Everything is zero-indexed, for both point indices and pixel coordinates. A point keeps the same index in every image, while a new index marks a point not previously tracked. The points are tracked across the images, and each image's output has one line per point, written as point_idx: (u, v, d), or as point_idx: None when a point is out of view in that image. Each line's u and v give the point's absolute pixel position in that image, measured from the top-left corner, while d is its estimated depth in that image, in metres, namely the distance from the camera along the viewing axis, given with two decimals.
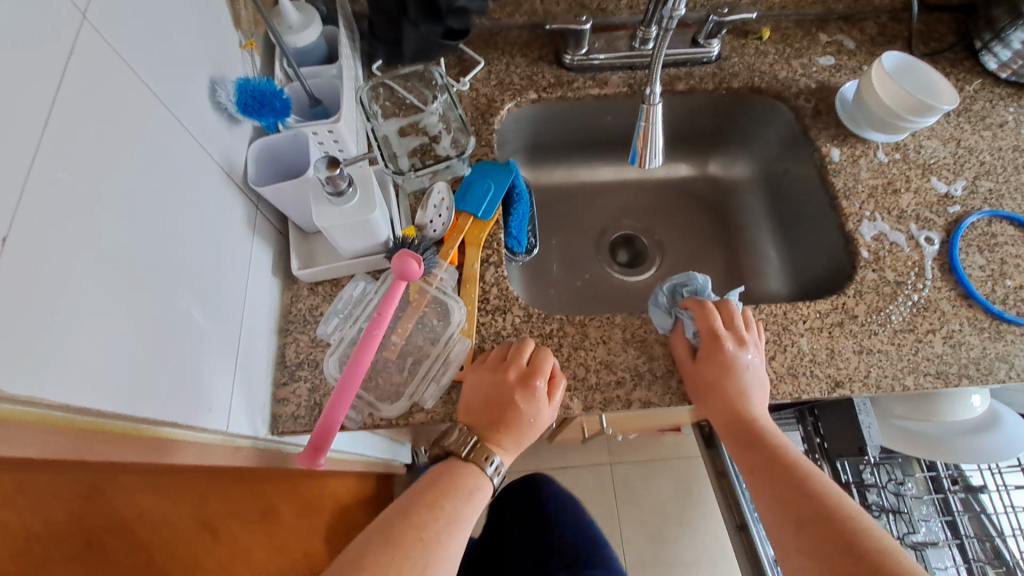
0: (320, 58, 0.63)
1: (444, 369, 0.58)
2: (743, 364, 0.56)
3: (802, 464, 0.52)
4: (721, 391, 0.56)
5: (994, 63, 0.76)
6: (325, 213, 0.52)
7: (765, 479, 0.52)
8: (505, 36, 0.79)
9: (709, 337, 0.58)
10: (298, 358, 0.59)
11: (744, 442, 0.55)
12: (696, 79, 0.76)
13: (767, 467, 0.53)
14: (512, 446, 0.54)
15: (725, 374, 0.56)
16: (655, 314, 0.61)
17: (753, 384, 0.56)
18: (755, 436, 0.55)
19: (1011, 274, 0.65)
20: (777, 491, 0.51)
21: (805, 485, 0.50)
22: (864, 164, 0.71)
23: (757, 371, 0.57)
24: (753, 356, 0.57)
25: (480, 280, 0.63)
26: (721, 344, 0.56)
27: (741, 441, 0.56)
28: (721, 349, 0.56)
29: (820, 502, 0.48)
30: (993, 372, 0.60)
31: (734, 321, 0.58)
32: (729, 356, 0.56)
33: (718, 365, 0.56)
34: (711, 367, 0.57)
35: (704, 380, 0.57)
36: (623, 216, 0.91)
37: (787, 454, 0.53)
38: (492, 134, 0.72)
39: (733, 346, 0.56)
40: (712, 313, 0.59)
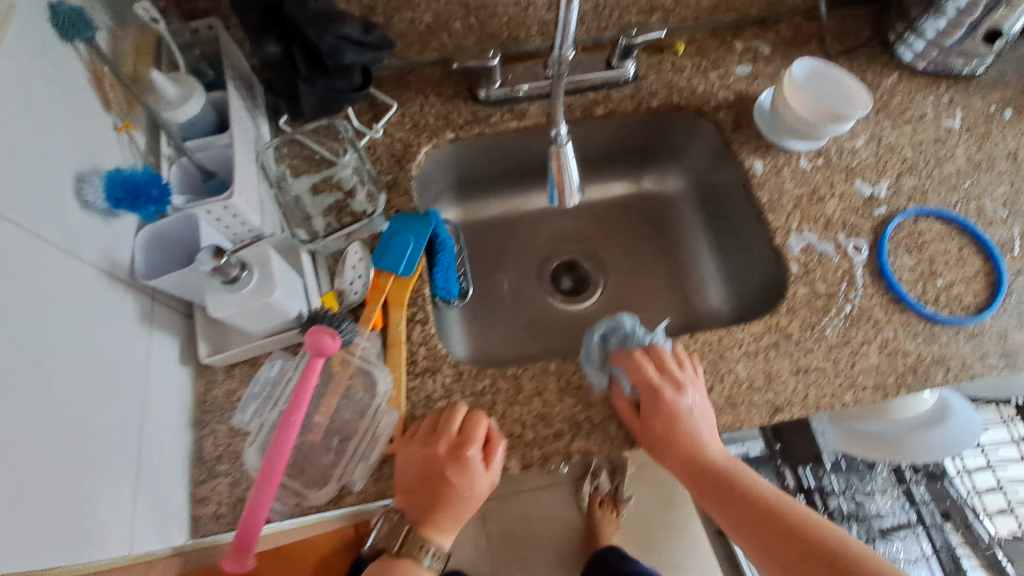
0: (210, 127, 0.58)
1: (372, 445, 0.56)
2: (686, 410, 0.56)
3: (772, 498, 0.52)
4: (676, 445, 0.55)
5: (910, 54, 0.76)
6: (221, 301, 0.49)
7: (740, 527, 0.52)
8: (416, 75, 0.76)
9: (647, 391, 0.56)
10: (216, 452, 0.56)
11: (713, 493, 0.54)
12: (614, 101, 0.75)
13: (739, 512, 0.53)
14: (451, 523, 0.54)
15: (673, 426, 0.55)
16: (585, 360, 0.59)
17: (701, 427, 0.56)
18: (721, 484, 0.54)
19: (941, 273, 0.65)
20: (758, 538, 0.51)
21: (782, 524, 0.50)
22: (788, 174, 0.70)
23: (702, 412, 0.56)
24: (694, 398, 0.56)
25: (406, 341, 0.60)
26: (661, 396, 0.55)
27: (711, 493, 0.55)
28: (662, 401, 0.55)
29: (800, 539, 0.49)
30: (930, 377, 0.60)
31: (664, 365, 0.57)
32: (671, 407, 0.55)
33: (663, 417, 0.55)
34: (658, 422, 0.56)
35: (656, 436, 0.56)
36: (561, 242, 0.88)
37: (755, 492, 0.53)
38: (411, 181, 0.69)
39: (672, 396, 0.55)
40: (643, 364, 0.58)
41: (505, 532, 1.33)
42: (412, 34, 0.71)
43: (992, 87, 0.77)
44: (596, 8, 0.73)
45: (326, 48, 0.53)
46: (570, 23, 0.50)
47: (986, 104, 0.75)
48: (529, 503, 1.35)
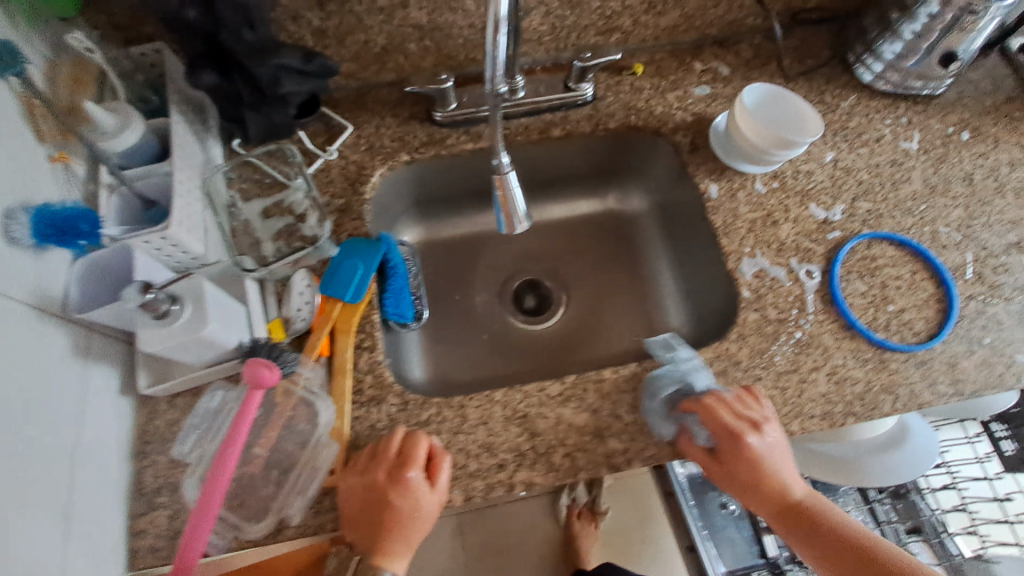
0: (152, 155, 0.57)
1: (312, 478, 0.56)
2: (767, 451, 0.55)
3: (845, 525, 0.54)
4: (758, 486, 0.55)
5: (870, 75, 0.76)
6: (151, 336, 0.50)
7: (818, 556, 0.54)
8: (374, 95, 0.76)
9: (724, 436, 0.56)
10: (156, 483, 0.56)
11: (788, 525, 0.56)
12: (572, 123, 0.75)
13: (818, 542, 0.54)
14: (401, 548, 0.53)
15: (755, 469, 0.55)
16: (652, 406, 0.59)
17: (781, 465, 0.56)
18: (798, 516, 0.55)
19: (893, 298, 0.65)
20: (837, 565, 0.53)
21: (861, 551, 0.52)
22: (743, 198, 0.69)
23: (780, 451, 0.56)
24: (772, 437, 0.56)
25: (352, 370, 0.60)
26: (742, 440, 0.55)
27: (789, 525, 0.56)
28: (741, 445, 0.55)
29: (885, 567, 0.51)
30: (878, 406, 0.60)
31: (739, 408, 0.56)
32: (751, 452, 0.55)
33: (743, 461, 0.55)
34: (738, 465, 0.56)
35: (738, 478, 0.56)
36: (523, 261, 0.87)
37: (829, 521, 0.54)
38: (364, 205, 0.69)
39: (752, 440, 0.55)
40: (715, 408, 0.56)
41: (481, 545, 1.32)
42: (367, 55, 0.71)
43: (952, 108, 0.76)
44: (554, 29, 0.72)
45: (265, 77, 0.54)
46: (501, 59, 0.49)
47: (944, 125, 0.75)
48: (505, 515, 1.34)
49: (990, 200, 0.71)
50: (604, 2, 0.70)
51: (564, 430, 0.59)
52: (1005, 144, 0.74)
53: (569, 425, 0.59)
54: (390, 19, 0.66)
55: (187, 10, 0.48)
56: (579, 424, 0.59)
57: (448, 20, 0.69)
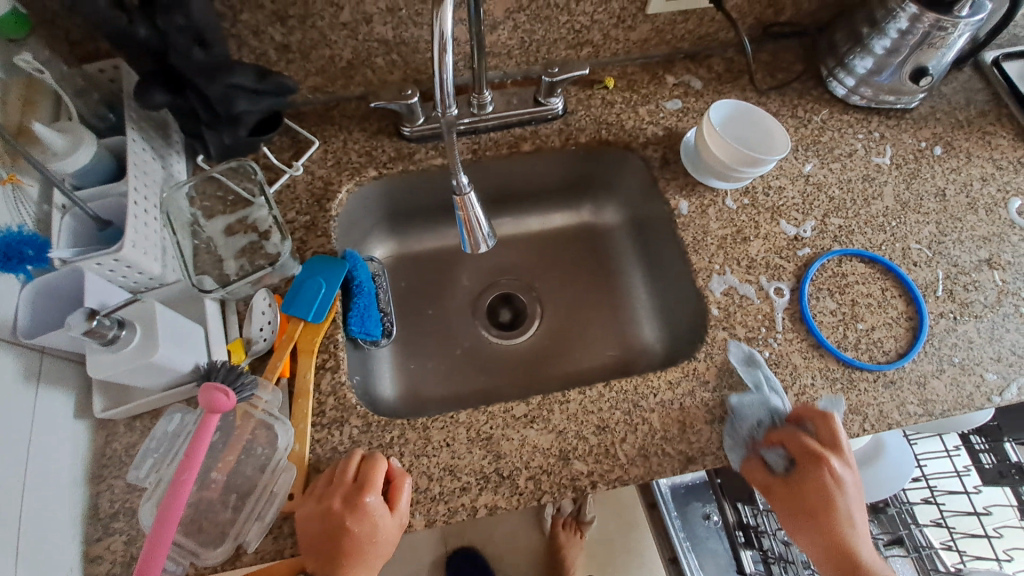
0: (106, 175, 0.57)
1: (270, 503, 0.54)
2: (847, 486, 0.54)
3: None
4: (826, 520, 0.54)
5: (842, 89, 0.75)
6: (100, 362, 0.49)
7: None
8: (342, 109, 0.75)
9: (805, 459, 0.55)
10: (113, 508, 0.54)
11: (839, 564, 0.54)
12: (541, 138, 0.74)
13: None
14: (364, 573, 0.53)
15: (827, 497, 0.54)
16: (733, 432, 0.58)
17: (854, 507, 0.54)
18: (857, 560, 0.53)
19: (862, 316, 0.64)
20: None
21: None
22: (713, 214, 0.69)
23: (857, 491, 0.55)
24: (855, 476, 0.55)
25: (314, 391, 0.59)
26: (826, 466, 0.54)
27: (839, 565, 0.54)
28: (822, 472, 0.54)
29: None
30: (848, 427, 0.59)
31: (828, 440, 0.55)
32: (832, 480, 0.54)
33: (819, 487, 0.54)
34: (810, 490, 0.55)
35: (806, 505, 0.55)
36: (498, 275, 0.86)
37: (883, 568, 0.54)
38: (330, 221, 0.68)
39: (835, 466, 0.54)
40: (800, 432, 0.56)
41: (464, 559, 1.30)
42: (334, 70, 0.70)
43: (925, 122, 0.76)
44: (523, 43, 0.72)
45: (216, 96, 0.55)
46: (448, 81, 0.50)
47: (916, 140, 0.75)
48: (488, 528, 1.32)
49: (963, 217, 0.70)
50: (573, 16, 0.70)
51: (529, 452, 0.58)
52: (977, 159, 0.74)
53: (534, 446, 0.58)
54: (354, 34, 0.67)
55: (136, 28, 0.48)
56: (544, 446, 0.58)
57: (414, 35, 0.69)
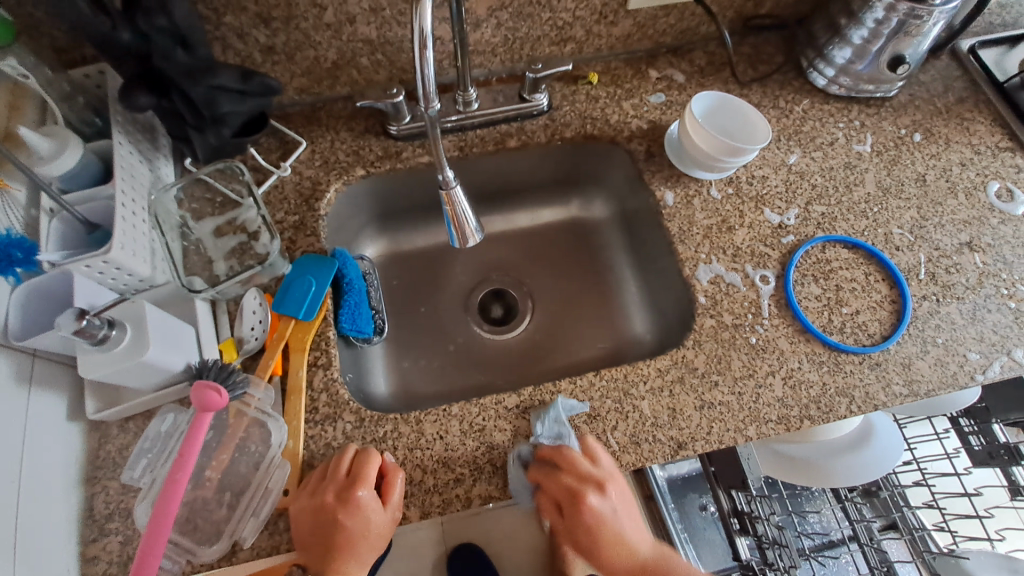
0: (95, 178, 0.58)
1: (265, 499, 0.54)
2: (606, 511, 0.58)
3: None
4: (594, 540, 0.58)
5: (823, 80, 0.76)
6: (92, 362, 0.50)
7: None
8: (329, 110, 0.76)
9: (564, 495, 0.57)
10: (108, 509, 0.54)
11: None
12: (527, 133, 0.75)
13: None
14: (355, 562, 0.54)
15: (592, 528, 0.58)
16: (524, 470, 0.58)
17: (621, 522, 0.59)
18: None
19: (846, 300, 0.65)
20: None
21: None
22: (698, 204, 0.70)
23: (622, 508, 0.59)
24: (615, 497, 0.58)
25: (307, 389, 0.59)
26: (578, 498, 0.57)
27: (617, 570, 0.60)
28: (584, 505, 0.57)
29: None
30: (834, 409, 0.60)
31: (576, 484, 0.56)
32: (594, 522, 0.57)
33: (580, 515, 0.57)
34: (572, 518, 0.58)
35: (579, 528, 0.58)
36: (488, 271, 0.87)
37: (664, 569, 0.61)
38: (318, 220, 0.69)
39: (589, 503, 0.57)
40: (560, 471, 0.57)
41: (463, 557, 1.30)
42: (320, 71, 0.71)
43: (904, 110, 0.77)
44: (506, 41, 0.73)
45: (200, 98, 0.55)
46: (430, 78, 0.50)
47: (896, 127, 0.76)
48: (487, 526, 1.32)
49: (943, 201, 0.71)
50: (555, 13, 0.70)
51: (521, 443, 0.58)
52: (956, 144, 0.75)
53: (526, 437, 0.58)
54: (338, 35, 0.67)
55: (120, 33, 0.49)
56: (537, 436, 0.58)
57: (398, 35, 0.69)
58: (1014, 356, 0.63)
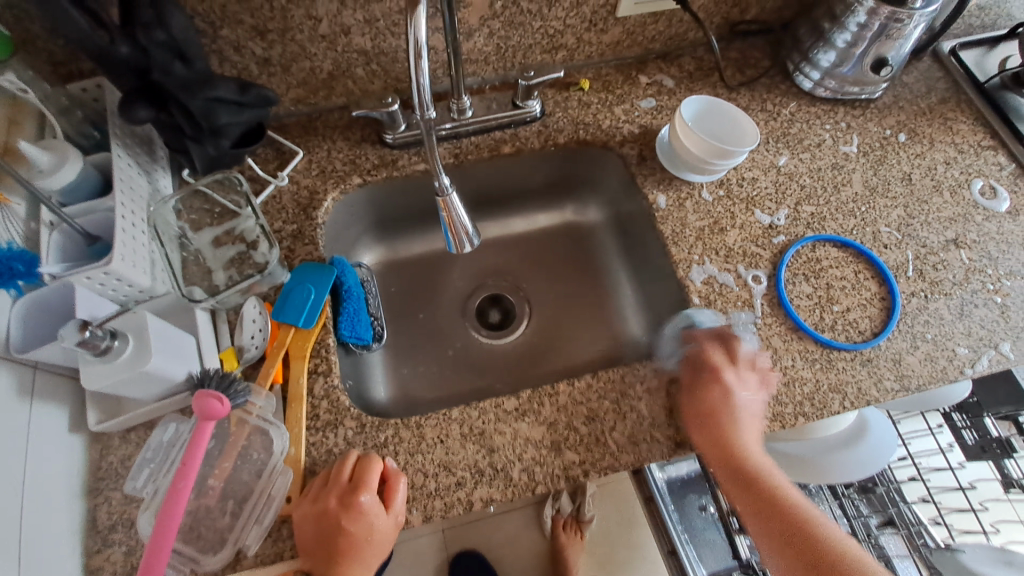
0: (93, 191, 0.58)
1: (267, 506, 0.55)
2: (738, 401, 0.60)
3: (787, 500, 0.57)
4: (715, 420, 0.59)
5: (809, 83, 0.78)
6: (94, 373, 0.50)
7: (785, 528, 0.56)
8: (324, 120, 0.77)
9: (710, 373, 0.62)
10: (111, 520, 0.55)
11: (741, 483, 0.58)
12: (521, 139, 0.76)
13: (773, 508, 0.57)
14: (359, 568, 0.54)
15: (714, 408, 0.59)
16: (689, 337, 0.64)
17: (746, 425, 0.59)
18: (757, 485, 0.58)
19: (837, 298, 0.66)
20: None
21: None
22: (690, 206, 0.71)
23: (751, 413, 0.60)
24: (747, 393, 0.61)
25: (307, 396, 0.59)
26: (722, 376, 0.61)
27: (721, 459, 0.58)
28: (718, 386, 0.60)
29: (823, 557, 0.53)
30: (828, 405, 0.61)
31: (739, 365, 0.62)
32: (730, 400, 0.59)
33: (709, 397, 0.60)
34: (706, 398, 0.60)
35: (698, 412, 0.60)
36: (485, 276, 0.88)
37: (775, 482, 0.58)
38: (316, 229, 0.69)
39: (727, 381, 0.61)
40: (715, 347, 0.63)
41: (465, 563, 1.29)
42: (315, 81, 0.72)
43: (888, 111, 0.79)
44: (499, 49, 0.74)
45: (199, 110, 0.56)
46: (425, 87, 0.51)
47: (882, 128, 0.78)
48: (489, 532, 1.32)
49: (928, 199, 0.73)
50: (546, 22, 0.72)
51: (521, 445, 0.59)
52: (940, 143, 0.77)
53: (526, 439, 0.59)
54: (334, 46, 0.68)
55: (118, 46, 0.49)
56: (536, 438, 0.59)
57: (392, 45, 0.70)
58: (1001, 349, 0.65)
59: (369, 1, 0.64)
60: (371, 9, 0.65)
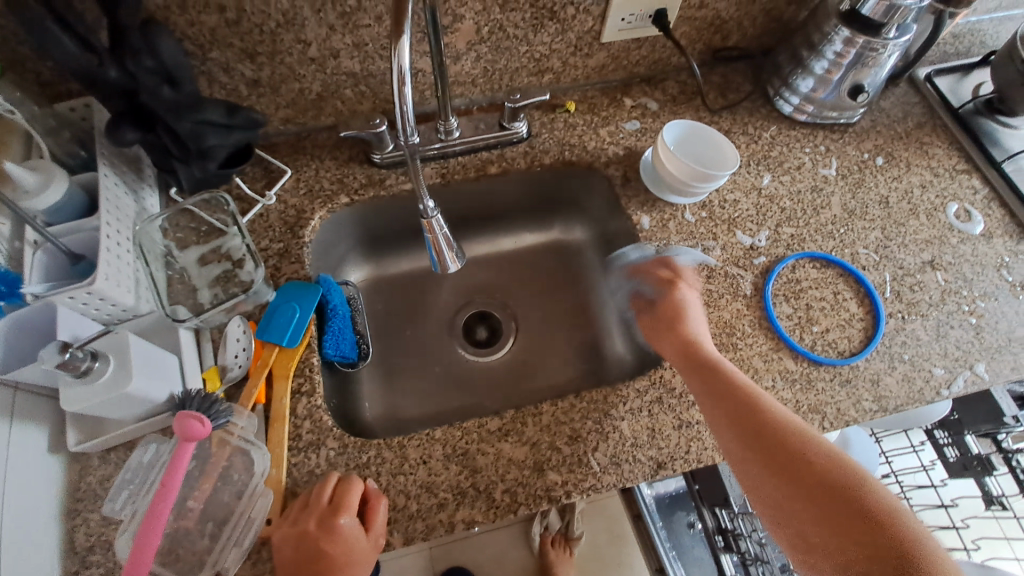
0: (79, 211, 0.58)
1: (248, 529, 0.54)
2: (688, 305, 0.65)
3: (792, 419, 0.55)
4: (674, 327, 0.64)
5: (789, 107, 0.80)
6: (75, 395, 0.50)
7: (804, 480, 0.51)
8: (313, 139, 0.77)
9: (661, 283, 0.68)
10: (88, 541, 0.54)
11: (753, 434, 0.54)
12: (507, 160, 0.78)
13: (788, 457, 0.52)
14: None
15: (671, 314, 0.65)
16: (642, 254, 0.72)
17: (697, 322, 0.64)
18: (770, 435, 0.54)
19: (817, 319, 0.67)
20: (819, 510, 0.50)
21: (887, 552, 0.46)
22: (673, 227, 0.72)
23: (700, 315, 0.65)
24: (695, 298, 0.66)
25: (290, 417, 0.60)
26: (670, 282, 0.67)
27: (707, 376, 0.59)
28: (669, 291, 0.67)
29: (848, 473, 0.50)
30: (807, 425, 0.62)
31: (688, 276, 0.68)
32: (682, 304, 0.65)
33: (665, 304, 0.66)
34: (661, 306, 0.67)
35: (661, 319, 0.66)
36: (473, 293, 0.88)
37: (782, 415, 0.55)
38: (302, 248, 0.70)
39: (679, 289, 0.66)
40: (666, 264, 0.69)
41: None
42: (304, 102, 0.73)
43: (866, 135, 0.81)
44: (486, 72, 0.76)
45: (186, 132, 0.57)
46: (409, 112, 0.52)
47: (860, 152, 0.80)
48: (477, 549, 1.31)
49: (905, 222, 0.75)
50: (532, 46, 0.73)
51: (504, 466, 0.59)
52: (917, 167, 0.79)
53: (508, 459, 0.59)
54: (322, 68, 0.69)
55: (106, 69, 0.50)
56: (519, 458, 0.59)
57: (380, 67, 0.72)
58: (976, 370, 0.66)
59: (357, 26, 0.66)
60: (360, 33, 0.66)
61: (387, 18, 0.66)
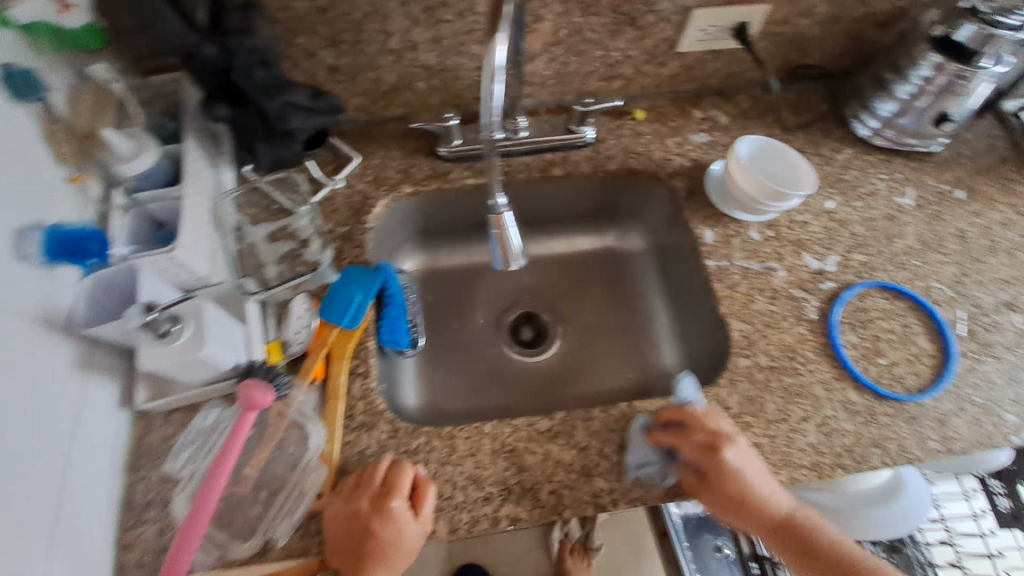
0: (164, 180, 0.61)
1: (299, 501, 0.55)
2: (744, 469, 0.56)
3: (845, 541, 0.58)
4: (740, 505, 0.56)
5: (866, 131, 0.77)
6: (154, 354, 0.52)
7: None
8: (381, 129, 0.79)
9: (704, 453, 0.57)
10: (147, 497, 0.56)
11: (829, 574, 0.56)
12: (571, 163, 0.77)
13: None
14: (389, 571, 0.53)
15: (735, 491, 0.56)
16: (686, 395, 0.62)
17: (762, 485, 0.56)
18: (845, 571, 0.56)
19: (884, 351, 0.65)
20: None
21: None
22: (737, 244, 0.71)
23: (756, 469, 0.57)
24: (746, 454, 0.57)
25: (345, 396, 0.60)
26: (718, 453, 0.56)
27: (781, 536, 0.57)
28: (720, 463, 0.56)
29: None
30: (867, 460, 0.60)
31: (720, 432, 0.57)
32: (740, 476, 0.56)
33: (724, 479, 0.56)
34: (719, 483, 0.56)
35: (725, 498, 0.56)
36: (522, 294, 0.88)
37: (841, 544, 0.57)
38: (365, 233, 0.71)
39: (729, 454, 0.56)
40: (689, 428, 0.58)
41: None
42: (378, 91, 0.75)
43: (947, 166, 0.78)
44: (557, 74, 0.76)
45: (274, 113, 0.59)
46: (496, 108, 0.52)
47: (938, 183, 0.77)
48: (495, 550, 1.30)
49: (984, 259, 0.71)
50: (607, 51, 0.73)
51: (551, 467, 0.59)
52: (999, 204, 0.75)
53: (556, 462, 0.59)
54: (400, 60, 0.71)
55: (206, 47, 0.52)
56: (567, 461, 0.59)
57: (456, 62, 0.73)
58: None
59: (439, 21, 0.67)
60: (440, 28, 0.67)
61: (469, 15, 0.67)
